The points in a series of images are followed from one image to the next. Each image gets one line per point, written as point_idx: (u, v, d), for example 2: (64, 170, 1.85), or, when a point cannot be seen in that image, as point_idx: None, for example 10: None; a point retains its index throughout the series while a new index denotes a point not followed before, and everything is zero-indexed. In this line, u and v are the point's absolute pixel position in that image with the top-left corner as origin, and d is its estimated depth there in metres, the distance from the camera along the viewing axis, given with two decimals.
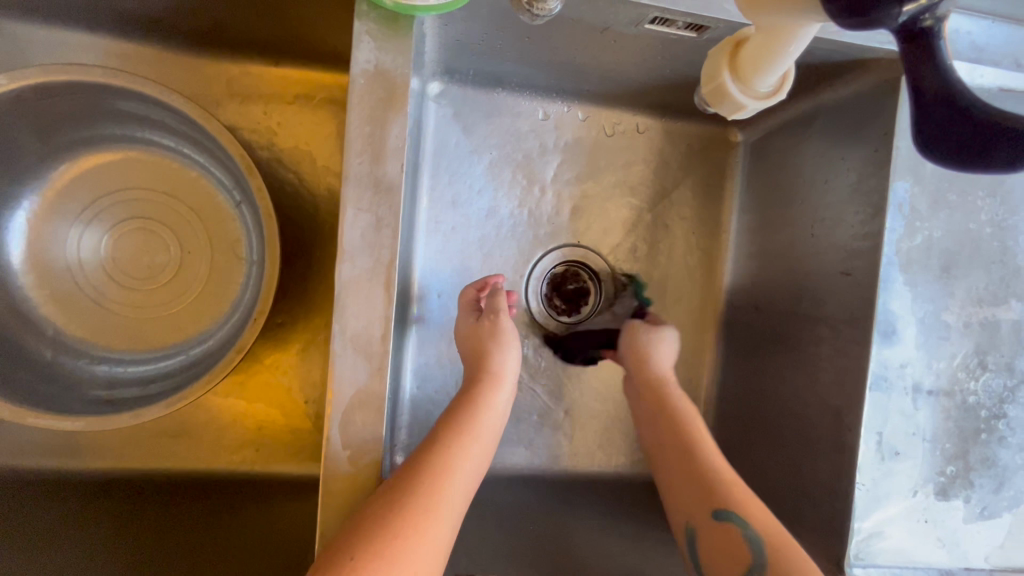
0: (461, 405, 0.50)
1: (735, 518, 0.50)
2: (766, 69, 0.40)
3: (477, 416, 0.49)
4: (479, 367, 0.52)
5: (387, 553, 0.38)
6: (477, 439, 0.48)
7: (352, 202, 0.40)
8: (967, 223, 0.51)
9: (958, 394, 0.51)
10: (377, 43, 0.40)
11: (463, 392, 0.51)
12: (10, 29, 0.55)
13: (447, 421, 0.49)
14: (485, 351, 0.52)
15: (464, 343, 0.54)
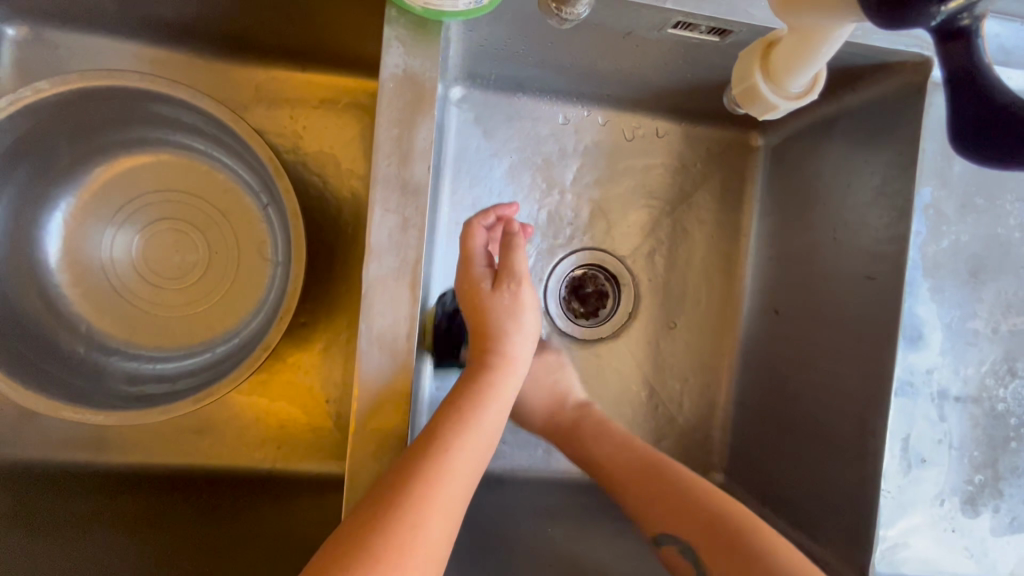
0: (467, 391, 0.47)
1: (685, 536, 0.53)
2: (797, 66, 0.40)
3: (481, 405, 0.46)
4: (487, 348, 0.49)
5: (388, 555, 0.37)
6: (480, 429, 0.46)
7: (380, 203, 0.41)
8: (995, 227, 0.50)
9: (986, 401, 0.50)
10: (406, 48, 0.41)
11: (470, 375, 0.48)
12: (51, 35, 0.57)
13: (451, 409, 0.46)
14: (496, 330, 0.49)
15: (469, 314, 0.51)
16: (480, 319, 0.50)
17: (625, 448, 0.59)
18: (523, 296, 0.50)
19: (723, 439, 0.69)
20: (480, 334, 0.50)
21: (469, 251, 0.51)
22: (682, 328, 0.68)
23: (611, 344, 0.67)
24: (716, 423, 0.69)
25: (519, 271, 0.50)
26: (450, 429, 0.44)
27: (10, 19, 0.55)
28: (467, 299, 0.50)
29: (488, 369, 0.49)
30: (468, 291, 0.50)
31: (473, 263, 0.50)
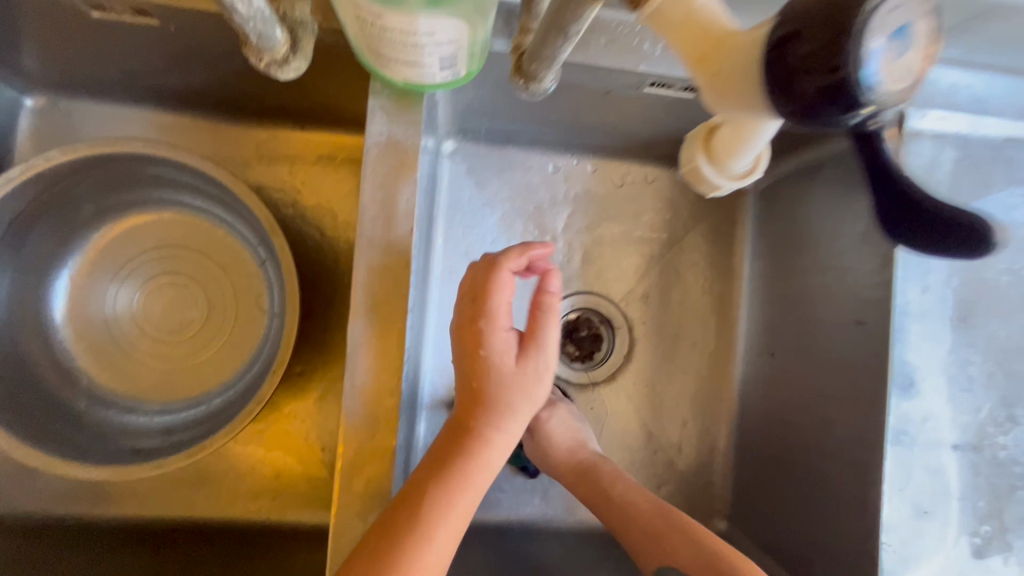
0: (449, 468, 0.42)
1: None
2: (741, 146, 0.40)
3: (465, 488, 0.41)
4: (479, 415, 0.42)
5: None
6: (458, 513, 0.41)
7: (364, 264, 0.42)
8: (983, 272, 0.50)
9: (987, 448, 0.49)
10: (389, 117, 0.43)
11: (455, 443, 0.42)
12: (66, 104, 0.61)
13: (431, 488, 0.41)
14: (494, 400, 0.42)
15: (464, 365, 0.43)
16: (476, 379, 0.42)
17: (633, 493, 0.57)
18: (546, 377, 0.43)
19: (726, 487, 0.67)
20: (476, 405, 0.42)
21: (480, 313, 0.43)
22: (677, 370, 0.67)
23: (606, 389, 0.67)
24: (716, 471, 0.67)
25: (541, 333, 0.43)
26: (424, 515, 0.40)
27: (29, 92, 0.59)
28: (472, 365, 0.43)
29: (485, 446, 0.42)
30: (469, 354, 0.43)
31: (479, 326, 0.43)
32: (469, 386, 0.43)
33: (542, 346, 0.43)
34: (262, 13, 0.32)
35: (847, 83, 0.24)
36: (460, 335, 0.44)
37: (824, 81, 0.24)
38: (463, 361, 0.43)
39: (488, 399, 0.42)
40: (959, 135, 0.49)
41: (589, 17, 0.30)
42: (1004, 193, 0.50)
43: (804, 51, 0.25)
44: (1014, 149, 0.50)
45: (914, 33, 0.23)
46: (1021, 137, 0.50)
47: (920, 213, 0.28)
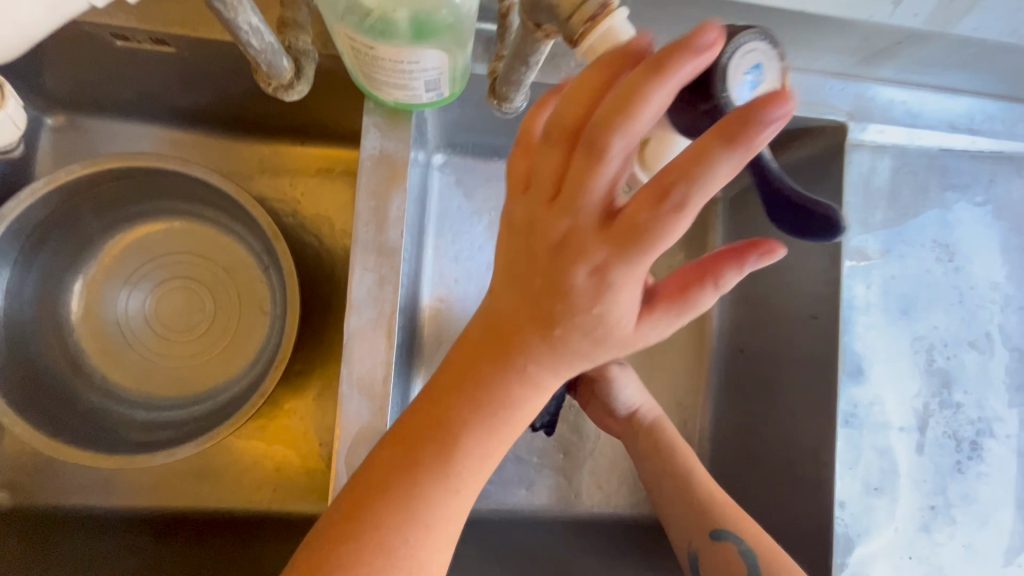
0: (496, 426, 0.35)
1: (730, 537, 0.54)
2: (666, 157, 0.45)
3: (503, 443, 0.36)
4: (552, 369, 0.34)
5: None
6: (488, 467, 0.36)
7: (360, 263, 0.47)
8: (923, 269, 0.55)
9: (931, 430, 0.54)
10: (382, 133, 0.48)
11: (511, 396, 0.34)
12: (84, 122, 0.66)
13: (476, 450, 0.35)
14: (581, 359, 0.33)
15: (569, 292, 0.31)
16: (580, 321, 0.32)
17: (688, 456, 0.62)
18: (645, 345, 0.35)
19: None
20: (546, 355, 0.33)
21: (615, 257, 0.30)
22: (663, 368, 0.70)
23: None
24: None
25: (687, 291, 0.32)
26: (460, 476, 0.35)
27: (49, 111, 0.63)
28: (565, 312, 0.32)
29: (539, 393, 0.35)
30: (571, 300, 0.32)
31: (603, 274, 0.31)
32: (545, 329, 0.33)
33: (678, 314, 0.33)
34: (271, 46, 0.37)
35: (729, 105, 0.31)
36: (561, 266, 0.31)
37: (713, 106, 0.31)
38: (553, 300, 0.32)
39: (564, 353, 0.33)
40: (897, 146, 0.54)
41: (545, 49, 0.36)
42: (937, 197, 0.55)
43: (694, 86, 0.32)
44: (948, 158, 0.55)
45: (765, 68, 0.32)
46: (952, 147, 0.55)
47: (784, 204, 0.32)
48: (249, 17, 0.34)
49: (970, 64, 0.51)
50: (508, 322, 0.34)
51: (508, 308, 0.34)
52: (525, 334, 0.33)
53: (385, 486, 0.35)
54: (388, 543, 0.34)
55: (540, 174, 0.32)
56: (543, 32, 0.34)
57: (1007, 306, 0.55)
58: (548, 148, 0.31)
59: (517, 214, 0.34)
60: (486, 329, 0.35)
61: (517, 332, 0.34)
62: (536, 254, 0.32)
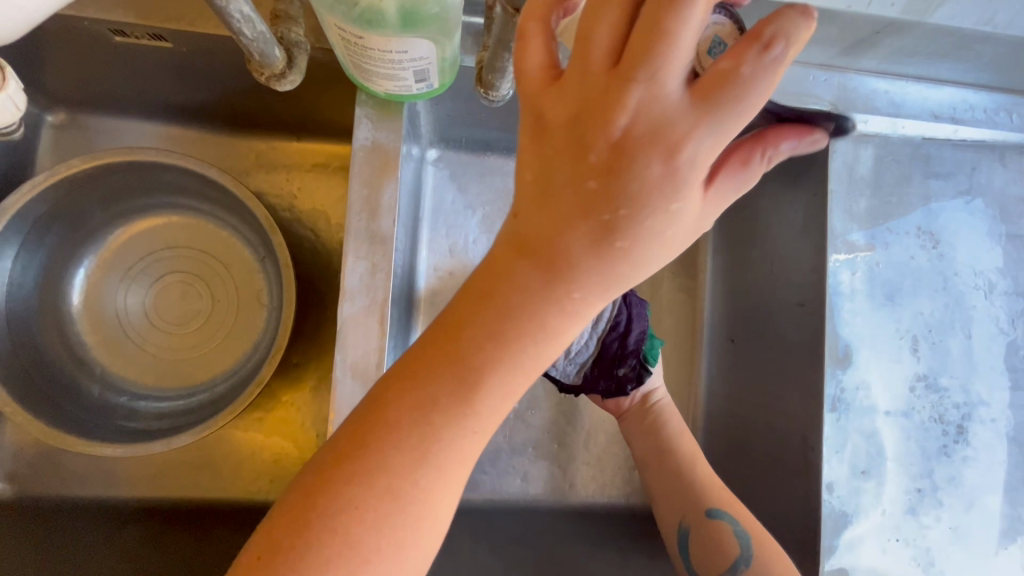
0: (517, 359, 0.35)
1: (726, 517, 0.56)
2: None
3: (522, 381, 0.36)
4: (578, 292, 0.35)
5: (354, 530, 0.35)
6: (507, 405, 0.37)
7: (353, 251, 0.48)
8: (907, 256, 0.56)
9: (917, 414, 0.54)
10: (374, 124, 0.49)
11: (537, 322, 0.35)
12: (84, 119, 0.67)
13: (494, 384, 0.35)
14: (613, 274, 0.34)
15: (636, 181, 0.32)
16: (635, 219, 0.32)
17: (687, 441, 0.63)
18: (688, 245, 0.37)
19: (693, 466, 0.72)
20: (585, 277, 0.34)
21: (700, 129, 0.30)
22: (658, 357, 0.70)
23: None
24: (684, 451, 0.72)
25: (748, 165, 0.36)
26: (477, 411, 0.36)
27: (51, 109, 0.65)
28: (621, 215, 0.32)
29: (562, 324, 0.35)
30: (635, 199, 0.32)
31: (675, 161, 0.31)
32: (592, 238, 0.33)
33: (738, 184, 0.36)
34: (263, 35, 0.39)
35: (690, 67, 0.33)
36: (624, 160, 0.31)
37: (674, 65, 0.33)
38: (611, 202, 0.32)
39: (610, 268, 0.34)
40: (881, 134, 0.55)
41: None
42: (921, 186, 0.56)
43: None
44: (931, 147, 0.56)
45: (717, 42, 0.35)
46: (936, 136, 0.56)
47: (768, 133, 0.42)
48: (241, 6, 0.35)
49: (950, 55, 0.52)
50: (545, 240, 0.34)
51: (542, 224, 0.34)
52: (569, 249, 0.33)
53: (395, 424, 0.36)
54: (397, 488, 0.35)
55: (591, 65, 0.31)
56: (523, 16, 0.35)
57: (990, 292, 0.56)
58: (611, 12, 0.30)
59: (556, 116, 0.33)
60: (516, 253, 0.35)
61: (561, 249, 0.34)
62: (587, 154, 0.32)
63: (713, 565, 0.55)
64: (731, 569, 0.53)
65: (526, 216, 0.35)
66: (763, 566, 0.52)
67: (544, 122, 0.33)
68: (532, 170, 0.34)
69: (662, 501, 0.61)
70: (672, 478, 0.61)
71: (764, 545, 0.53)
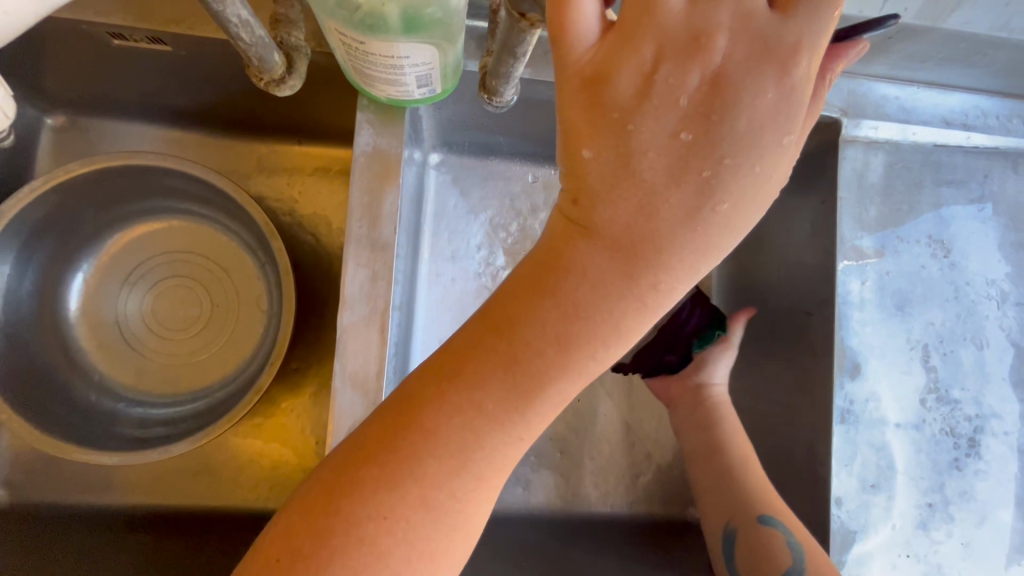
0: (581, 356, 0.34)
1: (777, 522, 0.53)
2: None
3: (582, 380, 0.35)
4: (652, 281, 0.33)
5: (384, 542, 0.34)
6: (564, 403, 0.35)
7: (353, 258, 0.47)
8: (918, 264, 0.54)
9: (927, 427, 0.53)
10: (375, 129, 0.48)
11: (605, 316, 0.33)
12: (83, 122, 0.66)
13: (552, 382, 0.34)
14: (686, 266, 0.32)
15: (739, 120, 0.30)
16: (714, 195, 0.31)
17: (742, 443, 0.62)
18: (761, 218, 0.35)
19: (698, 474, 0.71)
20: (671, 258, 0.32)
21: (808, 31, 0.30)
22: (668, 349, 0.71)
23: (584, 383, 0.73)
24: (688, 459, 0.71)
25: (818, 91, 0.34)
26: (533, 408, 0.34)
27: (50, 111, 0.64)
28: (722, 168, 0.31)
29: (629, 322, 0.33)
30: (736, 147, 0.31)
31: (787, 79, 0.30)
32: (667, 219, 0.32)
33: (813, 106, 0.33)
34: (262, 39, 0.38)
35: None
36: (716, 105, 0.30)
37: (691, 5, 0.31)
38: (708, 156, 0.31)
39: (707, 235, 0.32)
40: (892, 141, 0.55)
41: (531, 41, 0.36)
42: (932, 193, 0.55)
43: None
44: (943, 154, 0.55)
45: None
46: (947, 143, 0.55)
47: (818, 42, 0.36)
48: (238, 10, 0.34)
49: (964, 60, 0.51)
50: (616, 225, 0.32)
51: (608, 201, 0.32)
52: (641, 234, 0.32)
53: (434, 430, 0.34)
54: (432, 499, 0.34)
55: (660, 10, 0.30)
56: (528, 21, 0.33)
57: (1003, 302, 0.55)
58: None
59: (621, 78, 0.31)
60: (580, 240, 0.33)
61: (636, 234, 0.32)
62: (674, 106, 0.31)
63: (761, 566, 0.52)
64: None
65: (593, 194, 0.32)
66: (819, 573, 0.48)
67: (603, 90, 0.31)
68: (595, 147, 0.32)
69: (708, 504, 0.61)
70: (721, 483, 0.59)
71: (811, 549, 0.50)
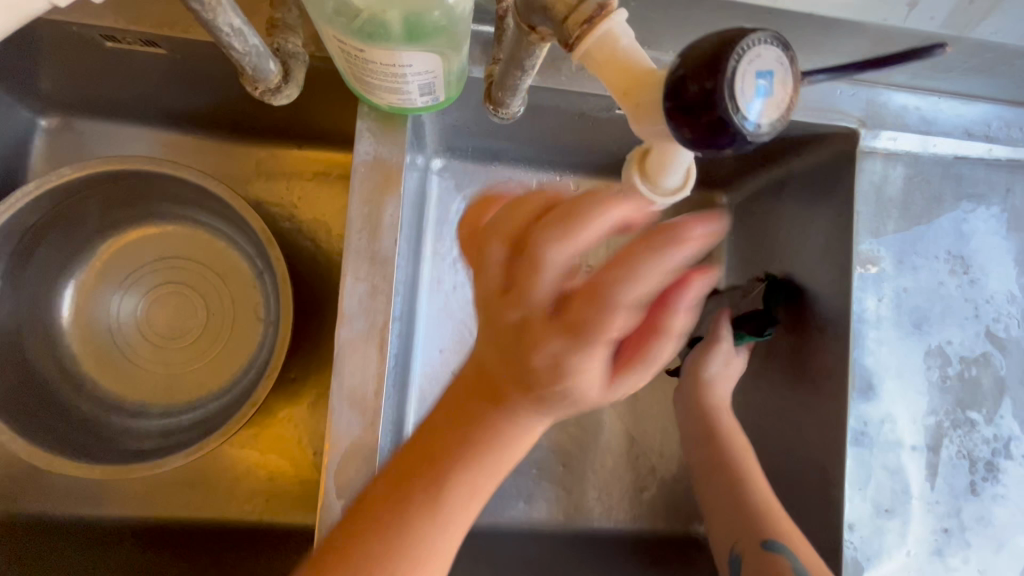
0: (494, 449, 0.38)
1: (781, 547, 0.51)
2: (668, 167, 0.32)
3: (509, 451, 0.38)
4: (537, 407, 0.36)
5: None
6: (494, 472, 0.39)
7: (352, 271, 0.45)
8: (937, 281, 0.53)
9: (944, 450, 0.51)
10: (375, 137, 0.47)
11: (502, 430, 0.37)
12: (77, 124, 0.64)
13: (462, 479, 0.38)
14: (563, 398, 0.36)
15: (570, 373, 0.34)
16: (553, 396, 0.36)
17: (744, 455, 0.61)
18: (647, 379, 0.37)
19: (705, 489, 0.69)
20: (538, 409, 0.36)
21: (639, 289, 0.32)
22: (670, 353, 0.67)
23: None
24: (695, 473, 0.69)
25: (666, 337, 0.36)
26: (455, 489, 0.38)
27: (44, 113, 0.62)
28: (586, 378, 0.35)
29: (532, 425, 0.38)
30: (577, 393, 0.35)
31: (606, 339, 0.33)
32: (530, 401, 0.36)
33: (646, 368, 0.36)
34: (256, 48, 0.36)
35: (727, 125, 0.23)
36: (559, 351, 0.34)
37: (705, 120, 0.23)
38: (555, 396, 0.35)
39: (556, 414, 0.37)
40: (911, 154, 0.53)
41: (540, 52, 0.34)
42: (953, 207, 0.53)
43: (696, 86, 0.23)
44: (964, 167, 0.53)
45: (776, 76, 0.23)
46: (968, 155, 0.53)
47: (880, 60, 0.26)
48: (230, 18, 0.33)
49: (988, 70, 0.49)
50: (506, 386, 0.37)
51: (496, 373, 0.37)
52: (514, 401, 0.37)
53: (394, 509, 0.37)
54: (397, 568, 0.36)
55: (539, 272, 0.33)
56: (537, 35, 0.31)
57: None
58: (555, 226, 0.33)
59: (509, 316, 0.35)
60: (478, 403, 0.38)
61: (517, 390, 0.36)
62: (539, 343, 0.34)
63: None
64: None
65: (499, 375, 0.37)
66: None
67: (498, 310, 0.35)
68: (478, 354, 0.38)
69: (714, 521, 0.59)
70: (727, 499, 0.58)
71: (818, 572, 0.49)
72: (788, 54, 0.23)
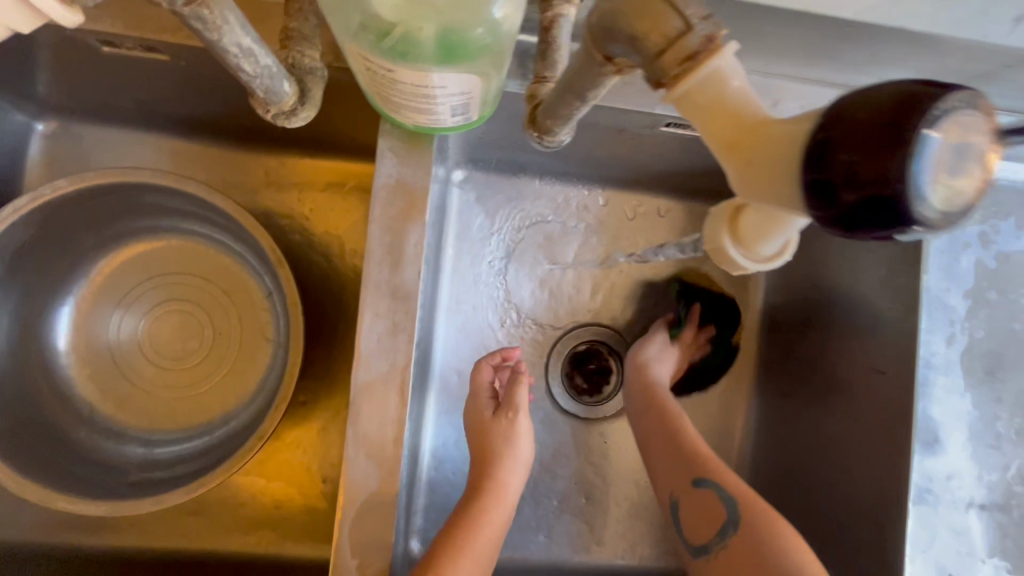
0: (467, 514, 0.51)
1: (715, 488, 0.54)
2: (766, 237, 0.33)
3: (480, 527, 0.50)
4: (483, 474, 0.53)
5: None
6: (475, 549, 0.49)
7: (370, 307, 0.41)
8: (1010, 322, 0.48)
9: (1014, 508, 0.47)
10: (399, 158, 0.42)
11: (467, 505, 0.51)
12: (76, 128, 0.60)
13: (445, 541, 0.49)
14: (494, 460, 0.53)
15: (477, 444, 0.55)
16: (482, 451, 0.54)
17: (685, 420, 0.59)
18: (524, 433, 0.54)
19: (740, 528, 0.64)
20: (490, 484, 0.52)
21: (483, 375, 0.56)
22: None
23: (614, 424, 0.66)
24: None
25: (519, 400, 0.54)
26: (444, 557, 0.47)
27: (41, 117, 0.58)
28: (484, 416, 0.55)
29: (493, 504, 0.52)
30: (493, 443, 0.54)
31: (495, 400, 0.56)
32: (481, 477, 0.53)
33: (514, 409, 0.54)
34: (269, 68, 0.32)
35: (900, 200, 0.20)
36: (479, 428, 0.55)
37: (870, 192, 0.21)
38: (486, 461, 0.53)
39: (496, 467, 0.53)
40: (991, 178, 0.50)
41: (606, 84, 0.31)
42: None
43: (851, 157, 0.21)
44: None
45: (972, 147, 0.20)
46: None
47: None
48: (238, 37, 0.29)
49: None
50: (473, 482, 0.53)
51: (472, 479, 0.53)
52: (476, 483, 0.53)
53: None
54: None
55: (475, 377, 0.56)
56: (614, 66, 0.28)
57: None
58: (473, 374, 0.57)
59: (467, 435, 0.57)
60: (464, 501, 0.52)
61: (477, 478, 0.53)
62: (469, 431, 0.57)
63: (705, 535, 0.54)
64: (719, 535, 0.53)
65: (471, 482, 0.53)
66: (755, 536, 0.50)
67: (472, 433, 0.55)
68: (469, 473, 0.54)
69: (658, 470, 0.58)
70: (672, 457, 0.56)
71: (755, 515, 0.51)
72: (979, 113, 0.20)
